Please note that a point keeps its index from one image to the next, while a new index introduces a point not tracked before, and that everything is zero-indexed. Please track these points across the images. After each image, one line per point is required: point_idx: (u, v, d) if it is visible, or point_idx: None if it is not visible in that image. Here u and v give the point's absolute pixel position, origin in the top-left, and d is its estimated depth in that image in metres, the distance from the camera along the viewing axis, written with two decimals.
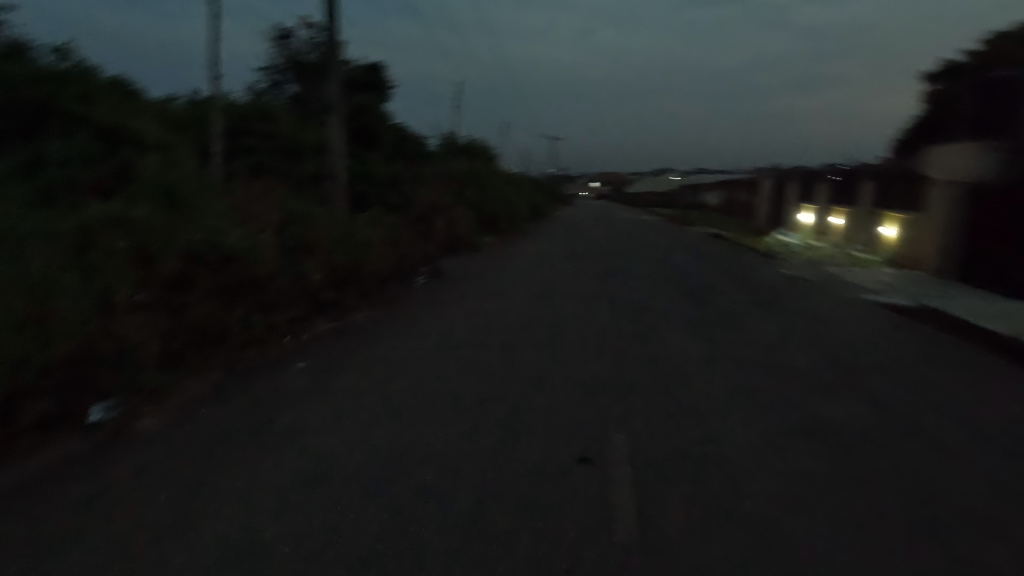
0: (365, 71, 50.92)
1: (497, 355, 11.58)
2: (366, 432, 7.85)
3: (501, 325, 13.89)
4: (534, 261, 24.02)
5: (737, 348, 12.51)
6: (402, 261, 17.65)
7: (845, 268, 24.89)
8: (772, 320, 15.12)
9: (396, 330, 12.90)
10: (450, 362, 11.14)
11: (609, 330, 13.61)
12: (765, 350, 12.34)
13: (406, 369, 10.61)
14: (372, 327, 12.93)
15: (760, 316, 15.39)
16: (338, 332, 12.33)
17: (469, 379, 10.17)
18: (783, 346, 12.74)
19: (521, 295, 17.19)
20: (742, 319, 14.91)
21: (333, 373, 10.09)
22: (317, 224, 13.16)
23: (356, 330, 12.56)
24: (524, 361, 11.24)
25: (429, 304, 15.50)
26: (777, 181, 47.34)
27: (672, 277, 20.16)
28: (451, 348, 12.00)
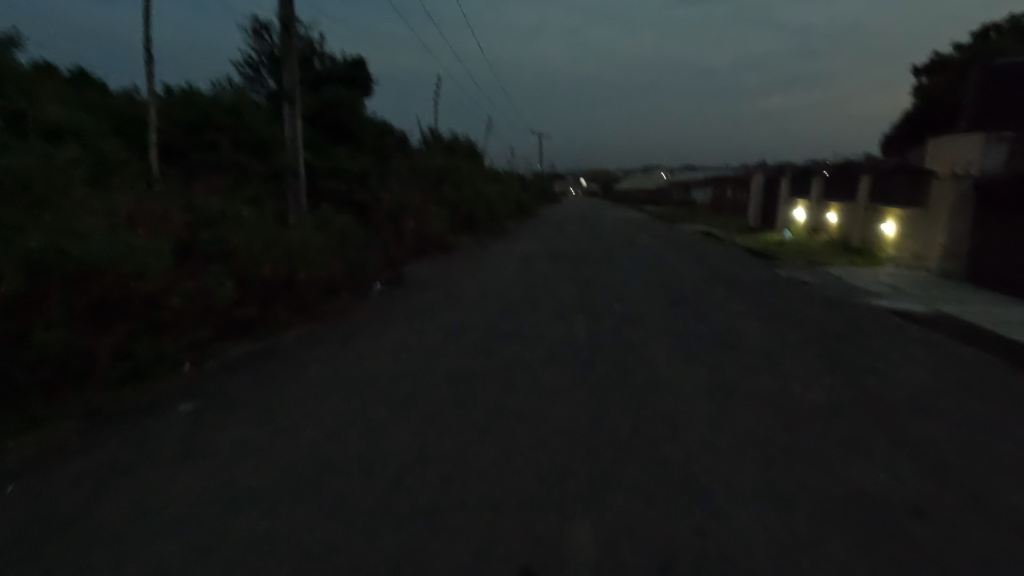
0: (346, 66, 48.98)
1: (448, 382, 9.65)
2: (246, 507, 5.78)
3: (460, 342, 11.95)
4: (510, 264, 22.09)
5: (733, 368, 10.69)
6: (355, 267, 15.52)
7: (846, 270, 23.23)
8: (771, 329, 13.43)
9: (332, 353, 10.78)
10: (389, 393, 9.14)
11: (586, 346, 11.77)
12: (767, 370, 10.54)
13: (331, 403, 8.58)
14: (304, 346, 10.88)
15: (758, 326, 13.62)
16: (260, 353, 10.25)
17: (408, 414, 8.25)
18: (788, 364, 10.97)
19: (489, 305, 15.24)
20: (740, 330, 13.17)
21: (235, 414, 8.03)
22: (238, 226, 10.99)
23: (283, 352, 10.50)
24: (481, 389, 9.32)
25: (382, 317, 13.46)
26: (768, 178, 45.94)
27: (661, 282, 18.38)
28: (395, 373, 10.01)
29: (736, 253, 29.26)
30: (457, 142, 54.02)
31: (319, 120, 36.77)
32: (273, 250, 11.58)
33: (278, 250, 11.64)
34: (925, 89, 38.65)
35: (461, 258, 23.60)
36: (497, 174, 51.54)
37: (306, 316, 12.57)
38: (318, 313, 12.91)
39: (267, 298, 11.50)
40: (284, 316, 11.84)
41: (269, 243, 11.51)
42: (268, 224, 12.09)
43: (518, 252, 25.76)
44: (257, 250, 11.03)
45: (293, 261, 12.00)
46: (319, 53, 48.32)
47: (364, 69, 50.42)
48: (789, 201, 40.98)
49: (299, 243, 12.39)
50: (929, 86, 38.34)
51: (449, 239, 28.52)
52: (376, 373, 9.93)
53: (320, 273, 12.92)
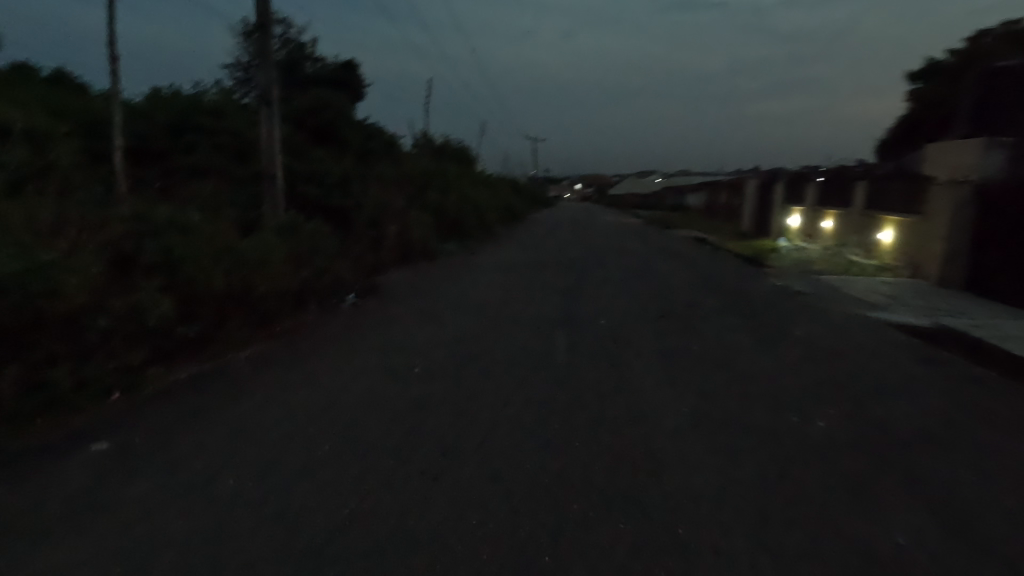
0: (338, 69, 48.34)
1: (411, 409, 8.70)
2: None
3: (431, 362, 10.99)
4: (495, 273, 21.17)
5: (725, 389, 9.81)
6: (325, 277, 14.57)
7: (843, 279, 22.51)
8: (768, 345, 12.55)
9: (288, 374, 9.82)
10: (343, 421, 8.21)
11: (566, 366, 10.85)
12: (763, 394, 9.64)
13: (275, 435, 7.61)
14: (257, 367, 9.90)
15: (754, 342, 12.75)
16: (205, 376, 9.26)
17: (360, 451, 7.31)
18: (785, 386, 10.10)
19: (467, 318, 14.29)
20: (734, 346, 12.29)
21: (160, 452, 7.06)
22: (186, 237, 10.01)
23: (233, 374, 9.53)
24: (448, 417, 8.38)
25: (349, 333, 12.50)
26: (762, 182, 45.32)
27: (651, 293, 17.48)
28: (354, 398, 9.05)
29: (730, 260, 28.50)
30: (449, 146, 53.19)
31: (306, 123, 35.92)
32: (227, 260, 10.61)
33: (233, 260, 10.67)
34: (918, 94, 38.17)
35: (445, 266, 22.64)
36: (488, 179, 50.66)
37: (266, 331, 11.61)
38: (279, 329, 11.94)
39: (220, 313, 10.51)
40: (239, 332, 10.87)
41: (222, 253, 10.54)
42: (224, 233, 11.11)
43: (505, 260, 24.85)
44: (207, 261, 10.04)
45: (251, 272, 11.02)
46: (310, 55, 47.52)
47: (356, 72, 49.64)
48: (784, 207, 40.28)
49: (258, 253, 11.43)
50: (922, 91, 37.86)
51: (434, 245, 27.58)
52: (333, 398, 8.96)
53: (283, 285, 11.96)
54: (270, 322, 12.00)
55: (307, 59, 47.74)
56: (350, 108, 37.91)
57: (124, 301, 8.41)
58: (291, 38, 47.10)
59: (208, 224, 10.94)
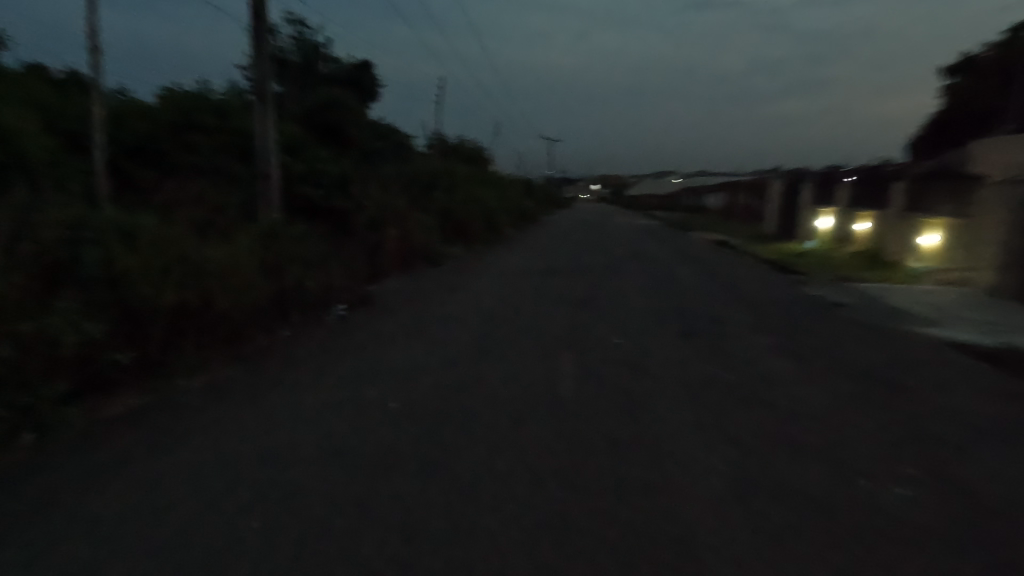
0: (352, 69, 47.55)
1: (383, 450, 7.26)
2: None
3: (415, 386, 9.53)
4: (502, 281, 19.74)
5: (761, 427, 8.26)
6: (308, 288, 13.29)
7: (883, 288, 20.62)
8: (808, 371, 10.91)
9: (245, 405, 8.50)
10: (298, 467, 6.86)
11: (573, 393, 9.40)
12: (811, 435, 8.00)
13: (204, 490, 6.23)
14: (212, 396, 8.65)
15: (790, 367, 11.12)
16: (143, 410, 8.01)
17: (305, 514, 5.91)
18: (834, 425, 8.49)
19: (465, 332, 12.90)
20: (768, 372, 10.69)
21: (59, 510, 5.82)
22: (130, 247, 8.78)
23: (178, 406, 8.26)
24: (422, 463, 6.91)
25: (327, 351, 11.15)
26: (787, 184, 43.30)
27: (672, 306, 15.86)
28: (317, 434, 7.65)
29: (756, 266, 26.73)
30: (462, 146, 51.86)
31: (313, 123, 34.93)
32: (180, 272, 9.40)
33: (188, 270, 9.37)
34: (953, 89, 35.99)
35: (449, 273, 21.29)
36: (501, 180, 49.31)
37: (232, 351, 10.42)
38: (248, 348, 10.67)
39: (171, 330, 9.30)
40: (197, 354, 9.64)
41: (174, 262, 9.28)
42: (185, 238, 9.86)
43: (512, 266, 23.40)
44: (155, 273, 8.79)
45: (211, 283, 9.77)
46: (324, 55, 46.72)
47: (370, 73, 48.53)
48: (811, 209, 38.23)
49: (226, 262, 10.23)
50: (958, 86, 35.66)
51: (441, 249, 26.24)
52: (290, 436, 7.56)
53: (254, 298, 10.68)
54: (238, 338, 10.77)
55: (320, 59, 46.71)
56: (358, 107, 36.86)
57: (33, 325, 7.17)
58: (303, 38, 46.08)
59: (164, 229, 9.68)
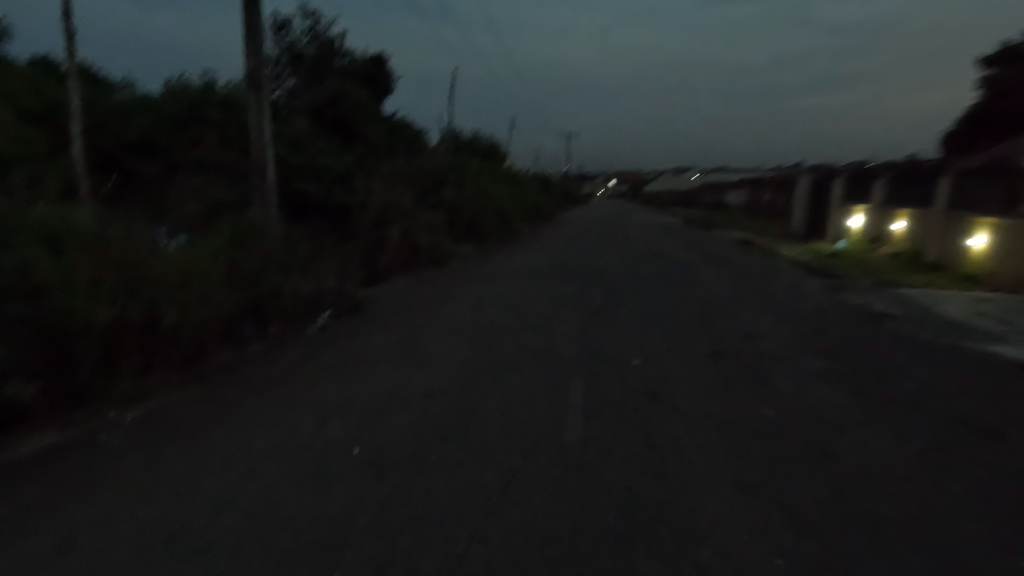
0: (366, 63, 46.39)
1: (337, 501, 5.89)
2: None
3: (393, 414, 8.14)
4: (508, 285, 18.33)
5: (810, 474, 6.76)
6: (289, 296, 12.07)
7: (929, 295, 18.75)
8: (861, 401, 9.28)
9: (190, 436, 7.30)
10: (235, 516, 5.60)
11: (578, 424, 8.01)
12: (876, 491, 6.40)
13: (97, 557, 4.95)
14: (150, 428, 7.46)
15: (839, 395, 9.51)
16: (63, 449, 6.85)
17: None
18: (900, 472, 6.95)
19: (463, 347, 11.47)
20: (813, 401, 9.10)
21: None
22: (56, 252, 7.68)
23: (107, 439, 7.12)
24: (383, 523, 5.49)
25: (298, 369, 9.86)
26: (815, 181, 41.16)
27: (697, 318, 14.29)
28: (262, 478, 6.34)
29: (786, 269, 24.91)
30: (476, 142, 50.41)
31: (321, 116, 33.84)
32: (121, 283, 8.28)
33: (129, 280, 8.28)
34: (1000, 80, 33.59)
35: (453, 276, 19.90)
36: (516, 177, 47.92)
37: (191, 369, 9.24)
38: (209, 367, 9.47)
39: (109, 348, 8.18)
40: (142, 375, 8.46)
41: (111, 271, 8.11)
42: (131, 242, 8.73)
43: (521, 268, 21.90)
44: (87, 285, 7.65)
45: (160, 294, 8.57)
46: (338, 50, 45.56)
47: (385, 68, 47.25)
48: (842, 208, 36.11)
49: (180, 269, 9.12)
50: (1004, 76, 33.27)
51: (447, 249, 24.87)
52: (227, 479, 6.28)
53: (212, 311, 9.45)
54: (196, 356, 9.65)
55: (335, 54, 45.46)
56: (368, 100, 35.75)
57: None
58: (318, 32, 44.85)
59: (105, 234, 8.56)
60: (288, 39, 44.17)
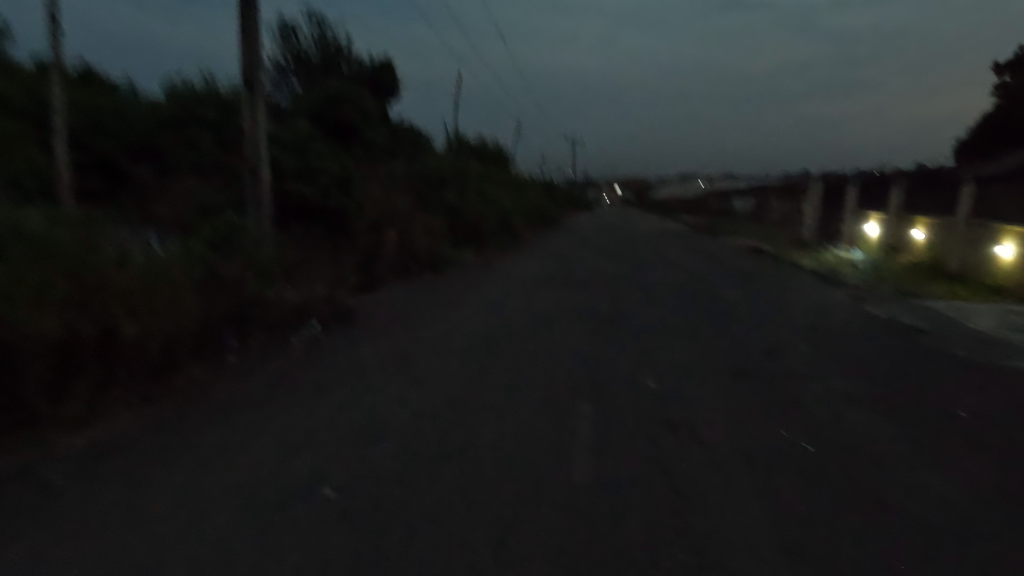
0: (372, 67, 45.91)
1: (301, 552, 4.95)
2: None
3: (377, 440, 7.20)
4: (511, 293, 17.42)
5: (862, 511, 5.74)
6: (271, 306, 11.26)
7: (958, 307, 17.68)
8: (903, 420, 8.26)
9: (143, 463, 6.52)
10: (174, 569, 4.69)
11: (585, 451, 7.05)
12: (946, 533, 5.38)
13: None
14: (96, 454, 6.75)
15: (877, 415, 8.48)
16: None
17: None
18: (970, 509, 5.88)
19: (459, 362, 10.52)
20: (850, 421, 8.08)
21: None
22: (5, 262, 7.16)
23: (49, 467, 6.42)
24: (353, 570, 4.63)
25: (276, 386, 9.00)
26: (828, 188, 40.14)
27: (714, 329, 13.30)
28: (216, 517, 5.46)
29: (802, 278, 23.91)
30: (480, 147, 49.63)
31: (323, 119, 33.20)
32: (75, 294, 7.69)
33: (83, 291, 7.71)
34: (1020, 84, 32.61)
35: (453, 283, 19.00)
36: (521, 182, 47.20)
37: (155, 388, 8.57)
38: (174, 385, 8.77)
39: (59, 366, 7.59)
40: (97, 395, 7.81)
41: (62, 280, 7.54)
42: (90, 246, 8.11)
43: (525, 276, 20.94)
44: (31, 295, 7.07)
45: (116, 305, 7.95)
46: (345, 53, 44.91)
47: (390, 72, 46.76)
48: (856, 215, 35.12)
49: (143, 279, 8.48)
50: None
51: (448, 254, 23.97)
52: (170, 518, 5.45)
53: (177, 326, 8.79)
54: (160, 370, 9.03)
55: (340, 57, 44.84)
56: (371, 103, 35.09)
57: None
58: (323, 36, 44.26)
59: (60, 238, 7.94)
60: (292, 42, 43.55)
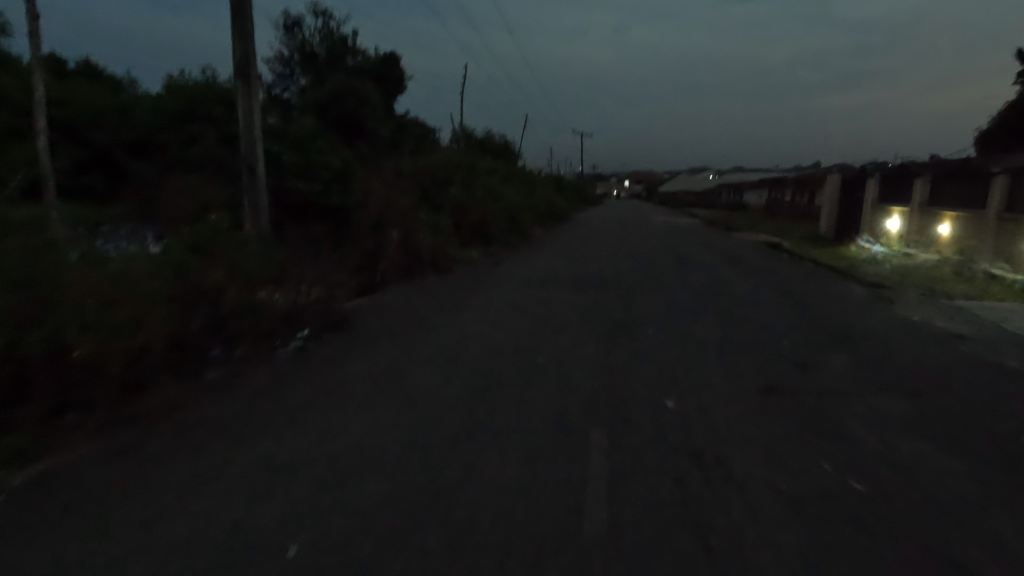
0: (378, 62, 45.13)
1: None
2: None
3: (359, 473, 6.30)
4: (517, 295, 16.49)
5: (941, 566, 4.68)
6: (254, 316, 10.44)
7: (995, 309, 16.50)
8: (962, 438, 7.23)
9: (90, 507, 5.74)
10: None
11: (602, 480, 6.03)
12: None
13: None
14: (31, 493, 5.97)
15: (932, 430, 7.44)
16: None
17: None
18: None
19: (458, 374, 9.62)
20: (903, 440, 7.05)
21: None
22: None
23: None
24: None
25: (255, 407, 8.15)
26: (846, 180, 38.72)
27: (734, 333, 12.33)
28: None
29: (822, 277, 22.75)
30: (487, 142, 48.61)
31: (327, 114, 32.42)
32: (21, 309, 6.92)
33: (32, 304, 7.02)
34: None
35: (456, 284, 18.14)
36: (528, 177, 46.25)
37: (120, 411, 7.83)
38: (139, 407, 8.00)
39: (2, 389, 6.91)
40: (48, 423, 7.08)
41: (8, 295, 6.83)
42: (39, 254, 7.37)
43: (532, 276, 20.02)
44: None
45: (69, 320, 7.18)
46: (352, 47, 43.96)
47: (397, 67, 45.94)
48: (877, 209, 33.75)
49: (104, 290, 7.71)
50: None
51: (451, 252, 23.09)
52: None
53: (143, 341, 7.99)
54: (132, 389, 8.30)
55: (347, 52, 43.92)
56: (375, 96, 34.19)
57: None
58: (329, 29, 43.30)
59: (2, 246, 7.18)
60: (298, 37, 42.62)
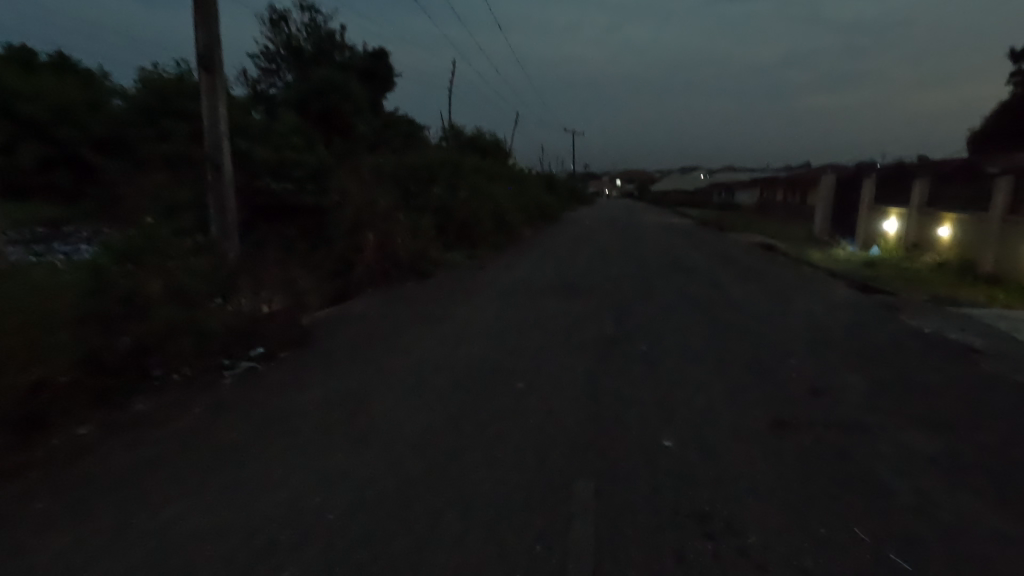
0: (366, 57, 43.78)
1: None
2: None
3: (291, 542, 5.15)
4: (500, 304, 15.37)
5: None
6: (197, 335, 9.25)
7: (1004, 317, 15.58)
8: (1006, 487, 6.20)
9: None
10: None
11: (585, 552, 4.94)
12: None
13: None
14: None
15: (972, 473, 6.44)
16: None
17: None
18: None
19: (428, 402, 8.50)
20: (942, 490, 6.04)
21: None
22: None
23: None
24: None
25: (184, 448, 6.98)
26: (841, 181, 37.91)
27: (734, 350, 11.28)
28: None
29: (821, 282, 21.78)
30: (476, 140, 47.39)
31: (308, 110, 31.13)
32: None
33: None
34: None
35: (437, 291, 17.02)
36: (518, 176, 45.10)
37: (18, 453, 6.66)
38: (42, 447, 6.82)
39: None
40: None
41: None
42: None
43: (517, 282, 18.93)
44: None
45: None
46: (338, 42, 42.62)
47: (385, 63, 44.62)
48: (873, 211, 32.93)
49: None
50: None
51: (434, 256, 21.94)
52: None
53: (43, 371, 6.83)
54: (31, 428, 7.11)
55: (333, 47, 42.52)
56: (360, 91, 32.93)
57: None
58: (315, 23, 41.87)
59: None
60: (284, 32, 41.15)
